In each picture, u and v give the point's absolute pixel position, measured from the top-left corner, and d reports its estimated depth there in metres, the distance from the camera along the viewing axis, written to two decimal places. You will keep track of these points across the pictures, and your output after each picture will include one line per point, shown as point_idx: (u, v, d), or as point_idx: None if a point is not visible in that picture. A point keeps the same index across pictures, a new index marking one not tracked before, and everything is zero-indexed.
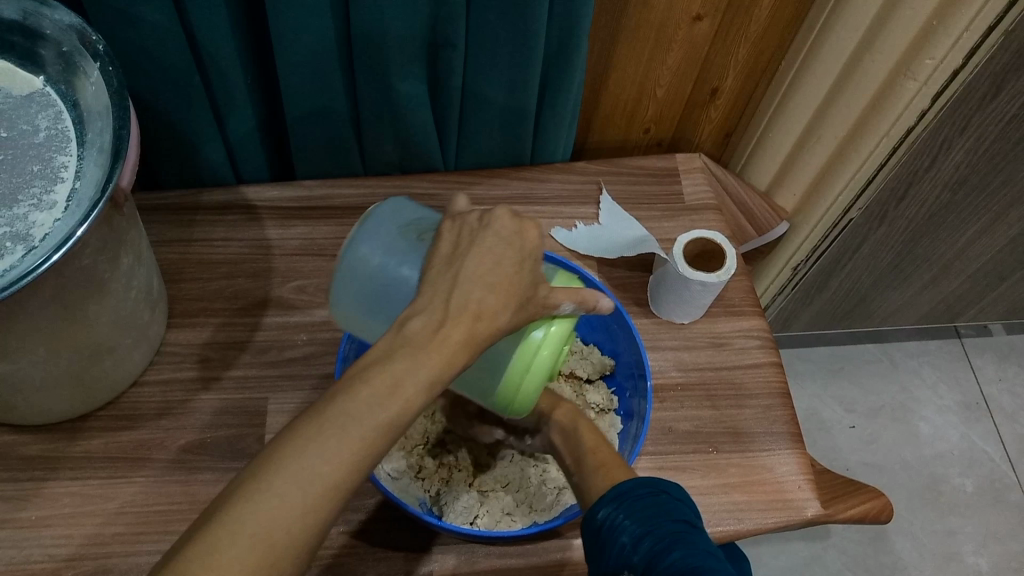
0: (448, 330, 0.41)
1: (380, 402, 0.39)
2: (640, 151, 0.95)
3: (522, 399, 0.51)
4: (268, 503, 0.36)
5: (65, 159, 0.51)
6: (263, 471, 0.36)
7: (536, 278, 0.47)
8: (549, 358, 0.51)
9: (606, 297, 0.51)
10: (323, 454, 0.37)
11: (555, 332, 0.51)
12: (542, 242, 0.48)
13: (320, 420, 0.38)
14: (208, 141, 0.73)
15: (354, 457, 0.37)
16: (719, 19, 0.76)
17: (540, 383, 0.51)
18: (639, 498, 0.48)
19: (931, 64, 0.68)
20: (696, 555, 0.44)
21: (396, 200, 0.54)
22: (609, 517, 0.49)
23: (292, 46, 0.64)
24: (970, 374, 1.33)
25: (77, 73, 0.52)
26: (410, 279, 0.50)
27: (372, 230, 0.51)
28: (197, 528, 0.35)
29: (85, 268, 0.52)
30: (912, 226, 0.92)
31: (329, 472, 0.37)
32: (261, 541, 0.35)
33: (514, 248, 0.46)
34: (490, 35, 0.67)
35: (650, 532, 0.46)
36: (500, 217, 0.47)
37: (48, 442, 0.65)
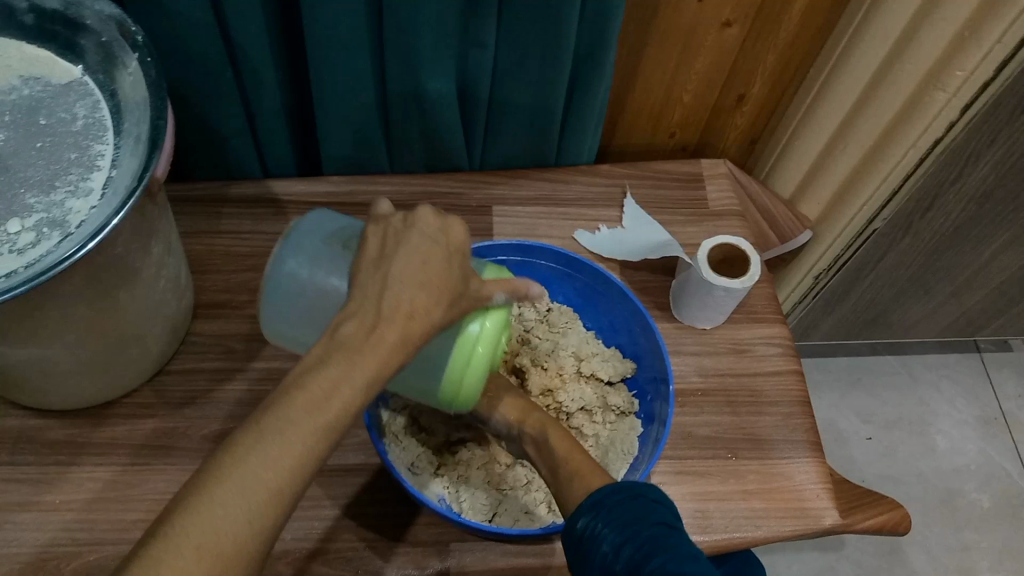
0: (382, 331, 0.42)
1: (315, 406, 0.39)
2: (664, 156, 0.95)
3: (466, 395, 0.53)
4: (212, 513, 0.36)
5: (102, 148, 0.51)
6: (205, 483, 0.37)
7: (464, 273, 0.48)
8: (487, 352, 0.52)
9: (534, 282, 0.51)
10: (263, 460, 0.38)
11: (490, 325, 0.52)
12: (467, 239, 0.50)
13: (257, 427, 0.38)
14: (237, 135, 0.74)
15: (295, 461, 0.38)
16: (750, 25, 0.76)
17: (481, 376, 0.53)
18: (617, 506, 0.49)
19: (961, 75, 0.68)
20: (674, 557, 0.44)
21: (317, 214, 0.56)
22: (588, 527, 0.50)
23: (324, 42, 0.64)
24: (989, 389, 1.32)
25: (116, 65, 0.53)
26: (339, 288, 0.52)
27: (296, 246, 0.54)
28: (145, 540, 0.36)
29: (118, 255, 0.53)
30: (936, 237, 0.92)
31: (269, 477, 0.38)
32: (207, 551, 0.35)
33: (439, 245, 0.47)
34: (520, 36, 0.67)
35: (629, 540, 0.47)
36: (423, 217, 0.48)
37: (73, 427, 0.65)
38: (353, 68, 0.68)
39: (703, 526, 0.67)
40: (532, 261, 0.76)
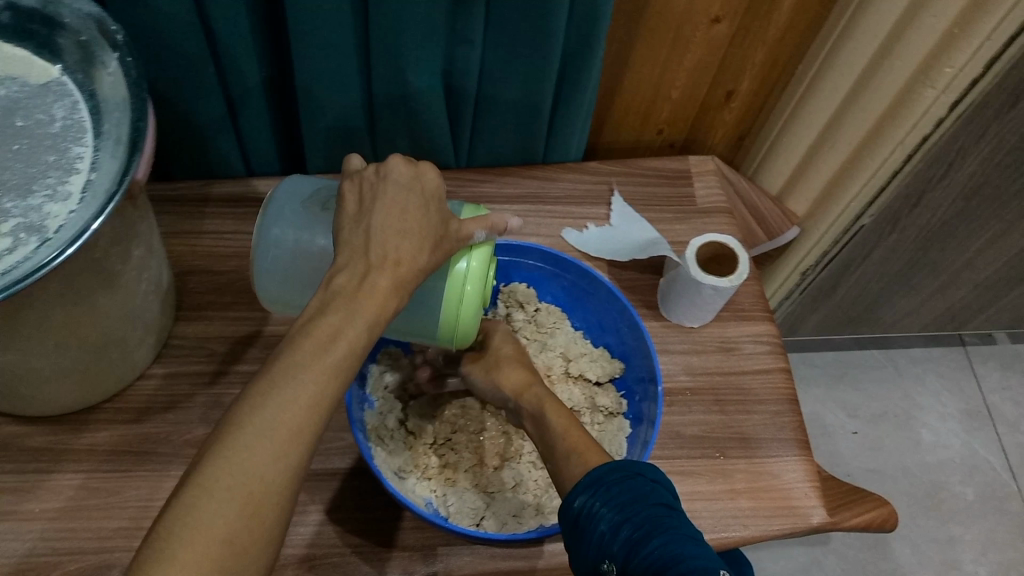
0: (373, 279, 0.45)
1: (322, 348, 0.42)
2: (652, 152, 0.95)
3: (463, 329, 0.56)
4: (239, 457, 0.39)
5: (81, 150, 0.50)
6: (229, 431, 0.40)
7: (443, 216, 0.50)
8: (477, 287, 0.55)
9: (512, 217, 0.55)
10: (279, 404, 0.40)
11: (478, 261, 0.55)
12: (440, 184, 0.51)
13: (271, 374, 0.41)
14: (220, 133, 0.73)
15: (309, 403, 0.41)
16: (738, 21, 0.75)
17: (475, 311, 0.56)
18: (617, 485, 0.50)
19: (951, 73, 0.68)
20: (675, 541, 0.45)
21: (291, 182, 0.61)
22: (586, 506, 0.50)
23: (309, 39, 0.63)
24: (972, 382, 1.33)
25: (95, 64, 0.51)
26: (325, 246, 0.57)
27: (277, 214, 0.58)
28: (181, 488, 0.39)
29: (97, 260, 0.52)
30: (922, 234, 0.92)
31: (287, 419, 0.40)
32: (238, 492, 0.38)
33: (416, 194, 0.49)
34: (508, 32, 0.66)
35: (629, 519, 0.48)
36: (395, 164, 0.50)
37: (53, 434, 0.64)
38: (338, 64, 0.67)
39: None
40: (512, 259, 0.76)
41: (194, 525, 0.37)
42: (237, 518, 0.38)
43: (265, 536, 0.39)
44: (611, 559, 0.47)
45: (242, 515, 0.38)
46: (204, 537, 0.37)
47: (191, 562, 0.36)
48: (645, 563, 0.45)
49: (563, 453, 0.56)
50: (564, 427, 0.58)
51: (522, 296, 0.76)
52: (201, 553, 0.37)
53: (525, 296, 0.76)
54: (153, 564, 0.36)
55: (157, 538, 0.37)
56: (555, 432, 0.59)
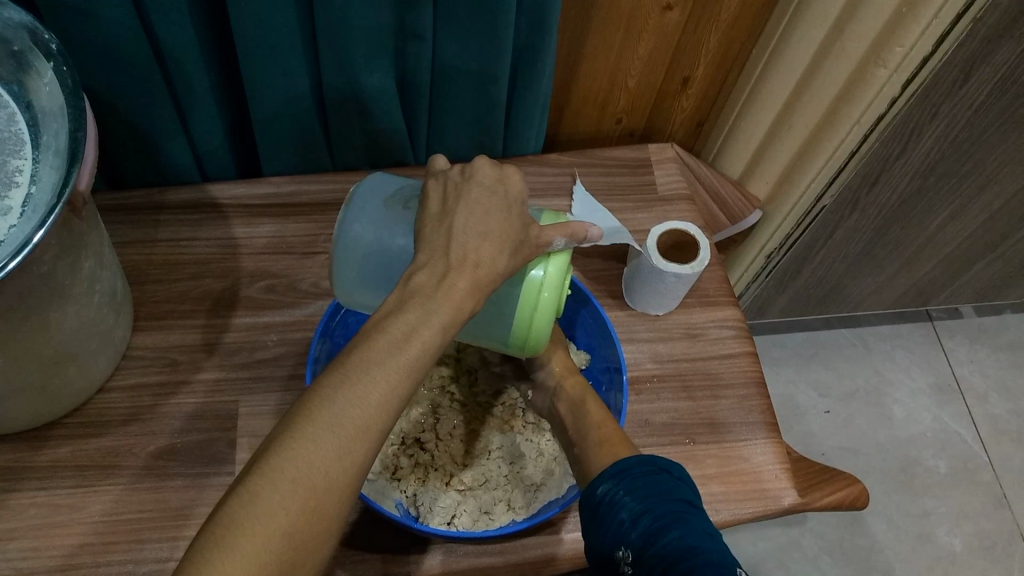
0: (452, 279, 0.44)
1: (395, 347, 0.42)
2: (613, 141, 0.95)
3: (537, 340, 0.57)
4: (306, 449, 0.38)
5: (20, 163, 0.49)
6: (299, 422, 0.39)
7: (525, 223, 0.50)
8: (552, 297, 0.55)
9: (594, 226, 0.53)
10: (351, 399, 0.40)
11: (554, 269, 0.55)
12: (522, 189, 0.52)
13: (342, 369, 0.41)
14: (172, 139, 0.72)
15: (380, 399, 0.41)
16: (690, 8, 0.75)
17: (550, 322, 0.56)
18: (641, 477, 0.51)
19: (901, 51, 0.68)
20: (692, 534, 0.47)
21: (374, 178, 0.61)
22: (609, 493, 0.51)
23: (255, 42, 0.62)
24: (941, 356, 1.34)
25: (30, 73, 0.50)
26: (405, 245, 0.56)
27: (359, 211, 0.58)
28: (242, 477, 0.38)
29: (44, 273, 0.50)
30: (883, 212, 0.93)
31: (356, 414, 0.40)
32: (302, 485, 0.38)
33: (499, 195, 0.50)
34: (459, 26, 0.66)
35: (649, 510, 0.49)
36: (481, 168, 0.51)
37: (12, 452, 0.63)
38: (290, 66, 0.66)
39: None
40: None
41: (256, 514, 0.36)
42: (298, 513, 0.37)
43: (321, 533, 0.39)
44: (627, 547, 0.48)
45: (304, 508, 0.37)
46: (267, 528, 0.36)
47: (251, 551, 0.36)
48: (660, 552, 0.46)
49: (594, 444, 0.60)
50: (599, 420, 0.63)
51: None
52: (262, 545, 0.36)
53: None
54: (213, 551, 0.35)
55: (215, 526, 0.36)
56: (589, 421, 0.63)
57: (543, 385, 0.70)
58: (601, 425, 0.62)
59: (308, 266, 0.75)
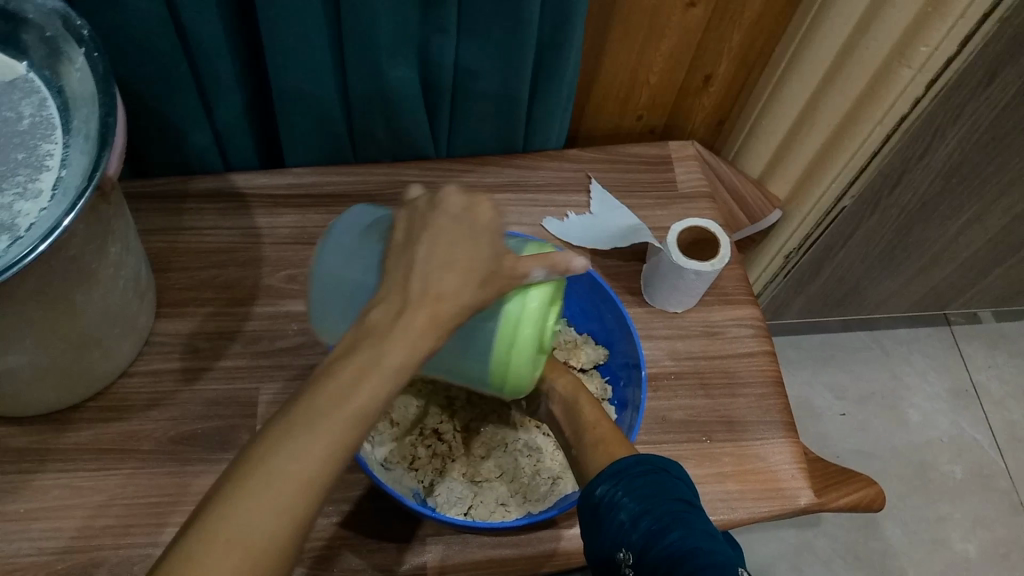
0: (410, 315, 0.43)
1: (344, 393, 0.40)
2: (633, 138, 0.95)
3: (520, 377, 0.53)
4: (244, 506, 0.36)
5: (51, 147, 0.49)
6: (239, 477, 0.37)
7: (494, 251, 0.48)
8: (535, 331, 0.52)
9: (578, 257, 0.49)
10: (291, 453, 0.38)
11: (535, 301, 0.51)
12: (494, 217, 0.50)
13: (289, 419, 0.39)
14: (197, 128, 0.72)
15: (324, 451, 0.38)
16: (713, 4, 0.75)
17: (533, 357, 0.53)
18: (639, 477, 0.50)
19: (925, 51, 0.68)
20: (693, 536, 0.46)
21: (349, 224, 0.57)
22: (607, 494, 0.50)
23: (282, 34, 0.63)
24: (959, 361, 1.33)
25: (61, 60, 0.51)
26: (366, 279, 0.52)
27: (329, 263, 0.55)
28: (180, 538, 0.36)
29: (72, 257, 0.51)
30: (904, 214, 0.92)
31: (300, 467, 0.38)
32: (237, 545, 0.36)
33: (467, 225, 0.48)
34: (483, 21, 0.66)
35: (648, 512, 0.48)
36: (449, 197, 0.49)
37: (36, 434, 0.64)
38: (316, 58, 0.66)
39: None
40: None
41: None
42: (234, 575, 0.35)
43: None
44: (628, 548, 0.48)
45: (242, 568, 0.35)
46: None
47: None
48: (662, 556, 0.46)
49: (590, 443, 0.58)
50: (593, 420, 0.60)
51: None
52: None
53: None
54: None
55: None
56: (584, 420, 0.60)
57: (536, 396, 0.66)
58: (596, 426, 0.59)
59: None
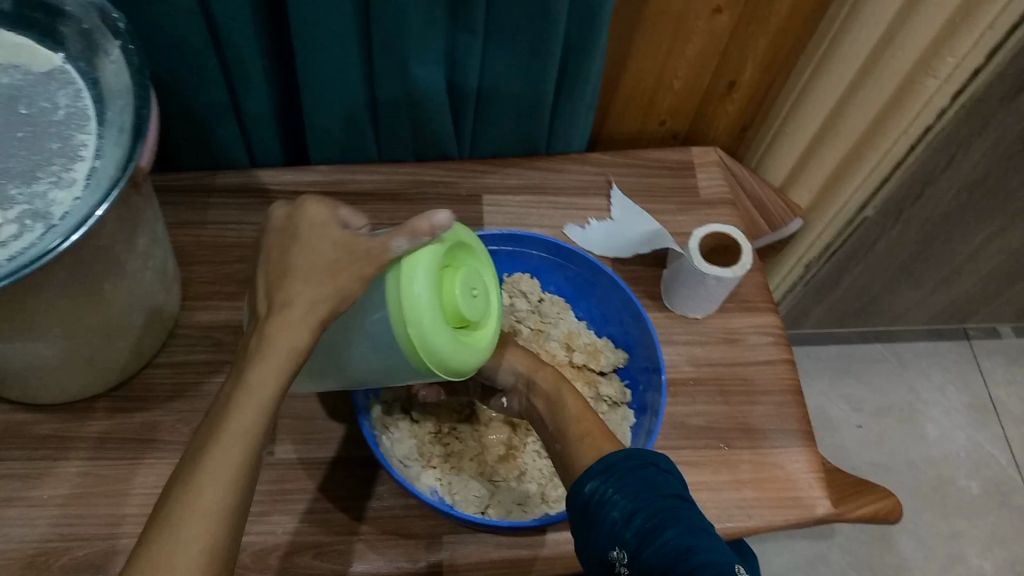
0: (272, 325, 0.44)
1: (242, 401, 0.42)
2: (655, 143, 0.95)
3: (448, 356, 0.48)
4: (171, 525, 0.39)
5: (85, 138, 0.50)
6: (166, 504, 0.40)
7: (331, 241, 0.47)
8: (416, 304, 0.46)
9: (438, 214, 0.45)
10: (204, 465, 0.40)
11: (410, 262, 0.46)
12: (326, 207, 0.49)
13: (200, 443, 0.41)
14: (224, 124, 0.73)
15: (233, 454, 0.41)
16: (740, 11, 0.75)
17: (445, 327, 0.47)
18: (629, 473, 0.49)
19: (953, 62, 0.68)
20: (688, 532, 0.46)
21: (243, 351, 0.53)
22: (597, 491, 0.49)
23: (311, 33, 0.64)
24: (978, 376, 1.32)
25: (97, 52, 0.51)
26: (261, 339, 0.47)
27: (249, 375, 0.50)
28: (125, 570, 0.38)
29: (103, 247, 0.52)
30: (926, 225, 0.92)
31: (214, 476, 0.40)
32: (171, 556, 0.38)
33: (297, 227, 0.48)
34: (511, 23, 0.67)
35: (641, 509, 0.47)
36: (279, 210, 0.50)
37: (61, 421, 0.65)
38: (345, 58, 0.67)
39: None
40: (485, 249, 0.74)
41: None
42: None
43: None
44: (622, 546, 0.47)
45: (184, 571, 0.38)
46: None
47: None
48: (657, 555, 0.45)
49: (575, 436, 0.56)
50: (577, 414, 0.58)
51: (525, 286, 0.75)
52: None
53: (528, 287, 0.75)
54: None
55: None
56: (568, 416, 0.58)
57: (515, 388, 0.64)
58: (580, 419, 0.57)
59: None
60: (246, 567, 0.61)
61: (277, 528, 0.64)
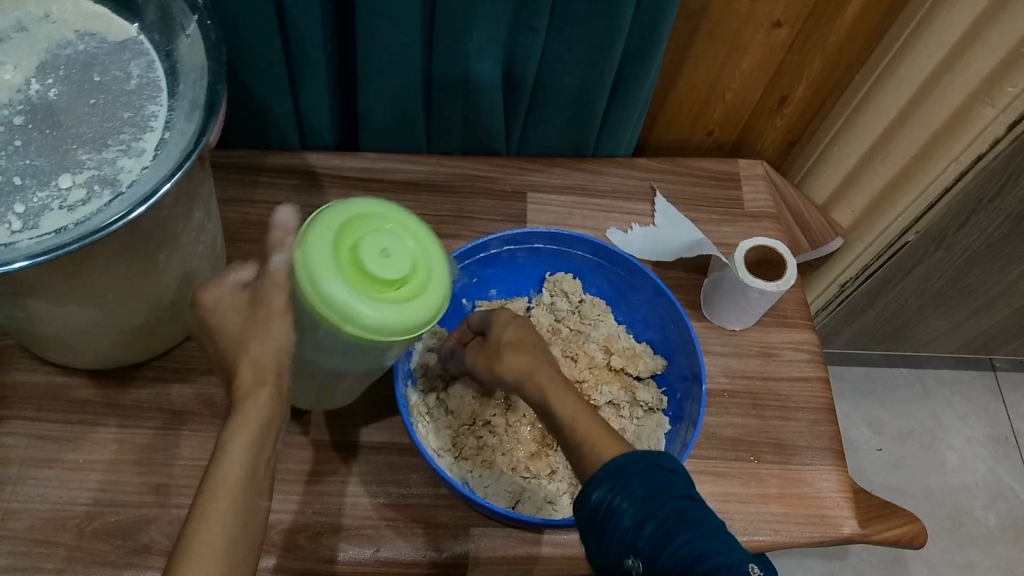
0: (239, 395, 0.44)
1: (234, 453, 0.43)
2: (700, 153, 0.95)
3: (412, 323, 0.45)
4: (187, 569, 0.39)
5: (156, 109, 0.50)
6: (178, 555, 0.40)
7: (237, 310, 0.46)
8: (338, 298, 0.43)
9: (282, 212, 0.46)
10: (208, 512, 0.41)
11: (308, 272, 0.43)
12: (221, 284, 0.47)
13: (202, 494, 0.42)
14: (279, 105, 0.73)
15: (233, 497, 0.42)
16: (800, 26, 0.75)
17: (382, 301, 0.44)
18: (638, 478, 0.45)
19: (1012, 92, 0.67)
20: (704, 541, 0.42)
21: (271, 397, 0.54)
22: (605, 500, 0.45)
23: (376, 21, 0.64)
24: (1002, 408, 1.31)
25: (174, 27, 0.52)
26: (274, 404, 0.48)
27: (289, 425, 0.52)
28: None
29: (162, 217, 0.52)
30: (967, 253, 0.91)
31: (219, 520, 0.41)
32: None
33: (207, 314, 0.47)
34: (574, 24, 0.67)
35: (653, 518, 0.44)
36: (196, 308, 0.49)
37: (100, 387, 0.66)
38: (406, 47, 0.67)
39: None
40: (529, 247, 0.74)
41: None
42: None
43: None
44: (636, 558, 0.44)
45: None
46: None
47: None
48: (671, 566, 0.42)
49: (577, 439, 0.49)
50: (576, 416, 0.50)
51: (568, 286, 0.75)
52: None
53: (570, 287, 0.75)
54: None
55: None
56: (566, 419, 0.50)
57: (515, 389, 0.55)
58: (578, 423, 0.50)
59: None
60: (275, 545, 0.62)
61: (306, 509, 0.64)
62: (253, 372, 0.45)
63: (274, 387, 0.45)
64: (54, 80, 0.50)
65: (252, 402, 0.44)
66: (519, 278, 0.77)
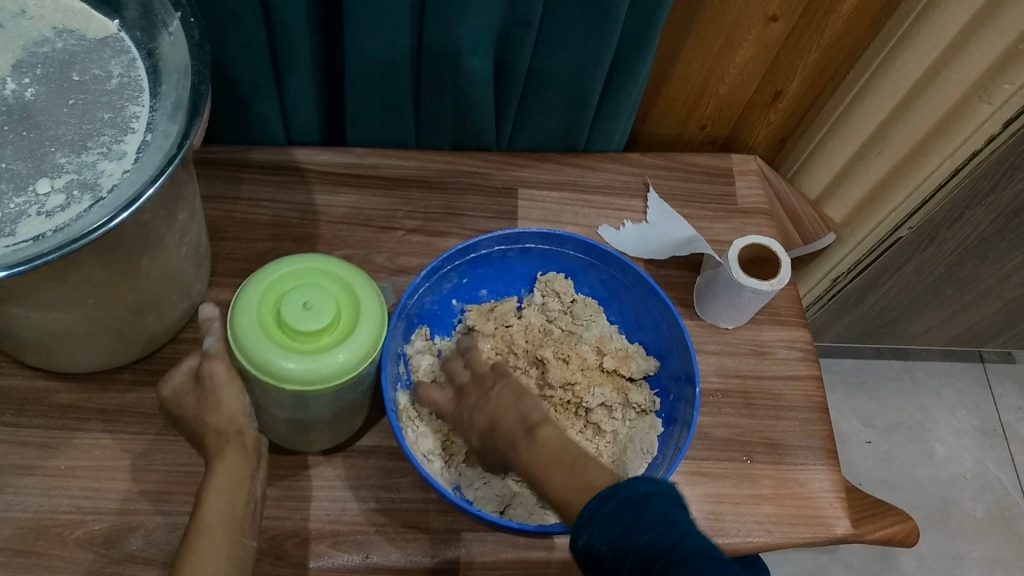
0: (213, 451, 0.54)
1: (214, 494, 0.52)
2: (693, 147, 0.93)
3: (351, 360, 0.51)
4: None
5: (137, 109, 0.49)
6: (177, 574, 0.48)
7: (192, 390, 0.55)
8: (286, 364, 0.50)
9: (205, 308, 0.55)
10: (200, 544, 0.49)
11: (255, 357, 0.50)
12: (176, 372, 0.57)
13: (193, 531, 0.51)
14: (264, 100, 0.72)
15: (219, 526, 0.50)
16: (796, 21, 0.74)
17: (318, 355, 0.50)
18: (610, 518, 0.42)
19: (1010, 89, 0.67)
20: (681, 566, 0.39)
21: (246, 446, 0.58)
22: (587, 545, 0.43)
23: (363, 14, 0.62)
24: (990, 400, 1.31)
25: (155, 24, 0.51)
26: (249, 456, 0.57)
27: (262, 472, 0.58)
28: None
29: (144, 221, 0.51)
30: (960, 249, 0.91)
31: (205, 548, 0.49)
32: None
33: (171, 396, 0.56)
34: (567, 17, 0.65)
35: (630, 553, 0.40)
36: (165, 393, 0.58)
37: (82, 391, 0.64)
38: (395, 41, 0.66)
39: (716, 529, 0.67)
40: (521, 248, 0.73)
41: None
42: None
43: None
44: None
45: None
46: None
47: None
48: None
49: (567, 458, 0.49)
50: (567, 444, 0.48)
51: (560, 286, 0.74)
52: None
53: (562, 288, 0.75)
54: None
55: None
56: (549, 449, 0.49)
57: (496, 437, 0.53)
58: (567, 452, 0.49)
59: (384, 240, 0.75)
60: (263, 552, 0.61)
61: (295, 515, 0.63)
62: (219, 435, 0.54)
63: (238, 444, 0.54)
64: (30, 79, 0.48)
65: (222, 457, 0.53)
66: (509, 278, 0.76)
